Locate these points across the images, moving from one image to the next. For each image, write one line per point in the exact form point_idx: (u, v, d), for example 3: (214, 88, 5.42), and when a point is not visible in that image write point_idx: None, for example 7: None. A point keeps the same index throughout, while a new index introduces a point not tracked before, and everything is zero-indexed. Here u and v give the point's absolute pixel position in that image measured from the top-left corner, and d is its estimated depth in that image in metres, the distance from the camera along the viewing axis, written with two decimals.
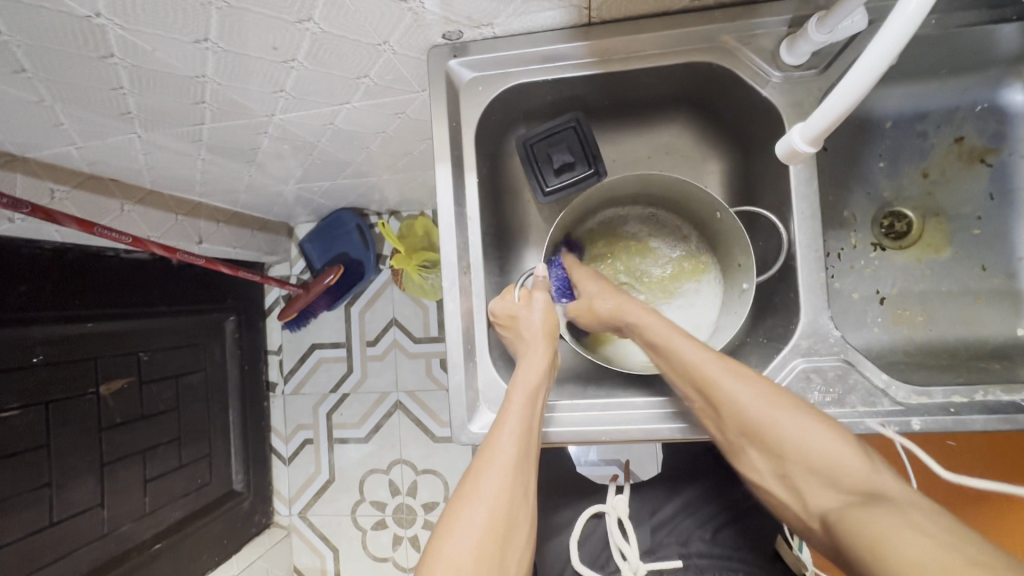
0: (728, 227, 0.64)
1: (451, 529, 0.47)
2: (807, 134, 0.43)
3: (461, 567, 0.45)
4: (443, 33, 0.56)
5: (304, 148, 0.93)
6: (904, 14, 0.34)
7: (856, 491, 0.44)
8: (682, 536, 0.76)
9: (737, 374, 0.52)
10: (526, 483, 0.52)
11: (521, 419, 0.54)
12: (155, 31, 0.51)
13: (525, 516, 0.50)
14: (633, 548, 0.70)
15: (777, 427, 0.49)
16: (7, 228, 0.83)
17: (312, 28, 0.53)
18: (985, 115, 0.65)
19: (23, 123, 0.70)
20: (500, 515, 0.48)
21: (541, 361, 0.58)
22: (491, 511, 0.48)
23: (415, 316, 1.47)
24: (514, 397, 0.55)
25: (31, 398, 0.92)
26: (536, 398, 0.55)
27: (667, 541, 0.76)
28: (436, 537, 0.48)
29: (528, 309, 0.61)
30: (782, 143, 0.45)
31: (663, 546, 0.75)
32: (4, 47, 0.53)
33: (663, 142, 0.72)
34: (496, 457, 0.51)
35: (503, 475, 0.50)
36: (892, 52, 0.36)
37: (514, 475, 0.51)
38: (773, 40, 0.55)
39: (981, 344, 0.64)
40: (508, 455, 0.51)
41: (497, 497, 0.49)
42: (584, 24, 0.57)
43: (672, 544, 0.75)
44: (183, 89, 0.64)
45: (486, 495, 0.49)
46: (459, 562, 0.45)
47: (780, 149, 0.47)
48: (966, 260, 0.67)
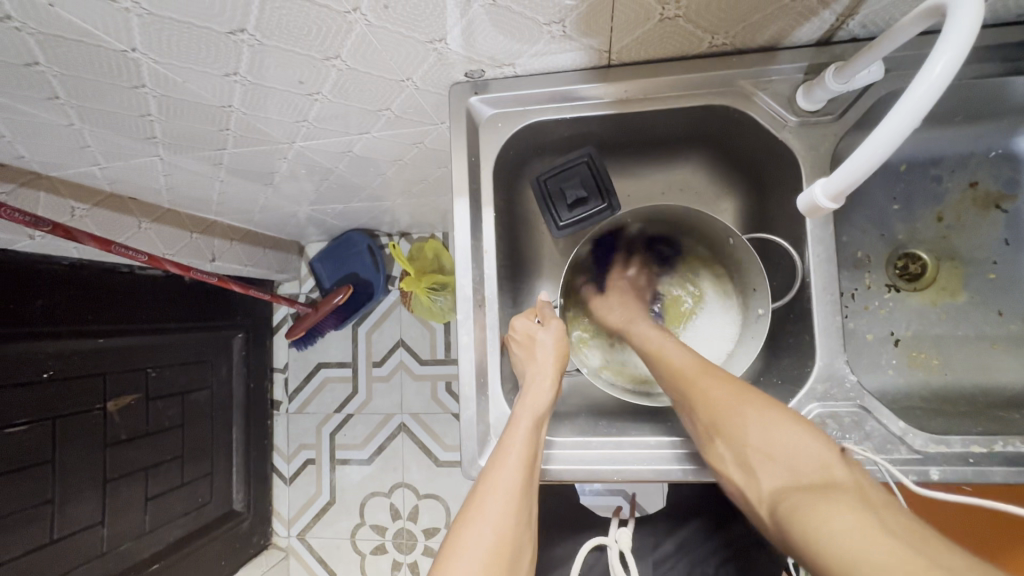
0: (741, 254, 0.64)
1: (456, 551, 0.46)
2: (829, 190, 0.43)
3: None
4: (466, 72, 0.58)
5: (321, 173, 0.94)
6: (928, 78, 0.35)
7: (813, 482, 0.43)
8: (685, 568, 0.75)
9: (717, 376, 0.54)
10: (530, 504, 0.51)
11: (527, 442, 0.53)
12: (187, 65, 0.53)
13: (530, 540, 0.49)
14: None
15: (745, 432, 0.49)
16: (27, 245, 0.84)
17: (339, 65, 0.54)
18: (999, 161, 0.66)
19: (51, 144, 0.72)
20: (507, 537, 0.47)
21: (549, 387, 0.57)
22: (498, 532, 0.47)
23: (423, 338, 1.47)
24: (520, 417, 0.55)
25: (39, 413, 0.92)
26: (542, 420, 0.55)
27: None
28: (442, 558, 0.46)
29: (545, 329, 0.62)
30: (804, 196, 0.45)
31: None
32: (41, 76, 0.54)
33: (677, 178, 0.73)
34: (503, 480, 0.50)
35: (508, 496, 0.49)
36: (917, 115, 0.36)
37: (519, 500, 0.50)
38: (790, 86, 0.56)
39: (998, 390, 0.63)
40: (514, 478, 0.50)
41: (502, 517, 0.48)
42: (604, 66, 0.58)
43: None
44: (209, 117, 0.66)
45: (493, 516, 0.48)
46: None
47: (802, 202, 0.47)
48: (982, 305, 0.66)
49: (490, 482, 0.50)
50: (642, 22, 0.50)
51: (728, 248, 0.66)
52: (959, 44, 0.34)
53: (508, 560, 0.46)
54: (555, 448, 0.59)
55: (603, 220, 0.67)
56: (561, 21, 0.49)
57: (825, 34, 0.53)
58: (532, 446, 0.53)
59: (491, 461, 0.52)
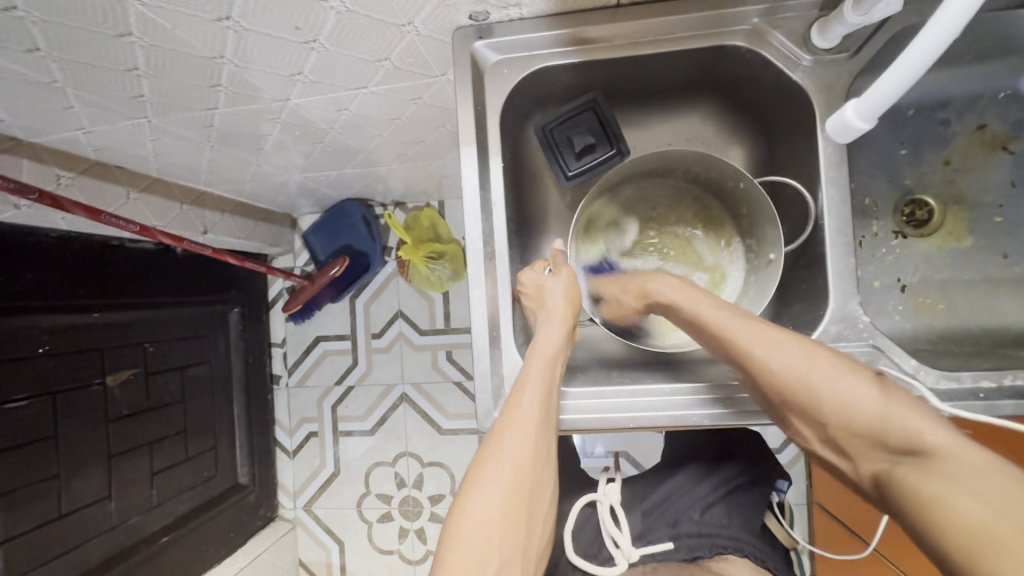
0: (751, 198, 0.63)
1: (477, 486, 0.47)
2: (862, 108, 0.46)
3: (489, 521, 0.45)
4: (469, 14, 0.55)
5: (314, 136, 0.91)
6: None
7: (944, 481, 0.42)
8: (673, 516, 0.74)
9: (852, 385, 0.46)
10: (548, 439, 0.51)
11: (541, 381, 0.53)
12: (175, 7, 0.50)
13: (550, 478, 0.50)
14: (626, 536, 0.69)
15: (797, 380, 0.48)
16: (12, 215, 0.81)
17: (338, 7, 0.52)
18: (1008, 103, 0.65)
19: (33, 106, 0.69)
20: (526, 472, 0.48)
21: (558, 331, 0.57)
22: (517, 468, 0.48)
23: (421, 308, 1.46)
24: (533, 358, 0.55)
25: (37, 389, 0.90)
26: (556, 361, 0.55)
27: (657, 524, 0.74)
28: (463, 492, 0.48)
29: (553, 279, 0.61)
30: (839, 122, 0.48)
31: (653, 530, 0.73)
32: (20, 24, 0.51)
33: (685, 129, 0.71)
34: (519, 416, 0.50)
35: (528, 436, 0.49)
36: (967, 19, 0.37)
37: (536, 436, 0.50)
38: (804, 23, 0.55)
39: (1004, 331, 0.64)
40: (531, 415, 0.50)
41: (520, 451, 0.49)
42: (613, 5, 0.56)
43: (662, 526, 0.73)
44: (200, 71, 0.63)
45: (512, 451, 0.49)
46: (488, 515, 0.45)
47: (833, 125, 0.50)
48: (987, 249, 0.67)
49: (507, 420, 0.51)
50: None
51: (736, 192, 0.65)
52: None
53: (528, 491, 0.48)
54: (570, 398, 0.59)
55: (611, 165, 0.66)
56: None
57: None
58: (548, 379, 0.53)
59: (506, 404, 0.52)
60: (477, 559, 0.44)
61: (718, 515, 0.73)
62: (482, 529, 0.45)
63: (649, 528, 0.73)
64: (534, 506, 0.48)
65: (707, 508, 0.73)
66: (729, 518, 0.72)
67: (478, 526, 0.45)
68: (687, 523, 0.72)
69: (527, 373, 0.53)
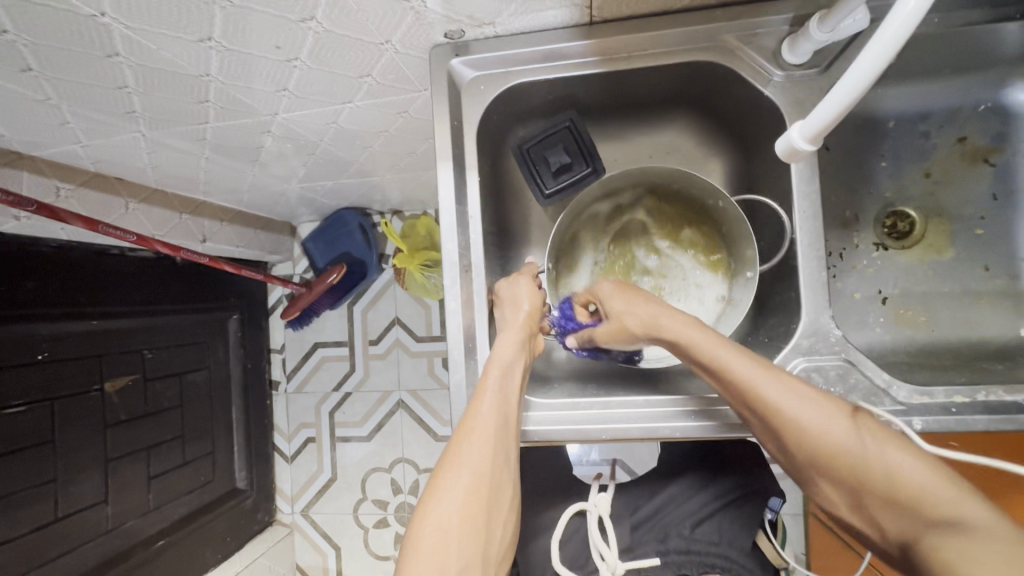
0: (729, 216, 0.64)
1: (437, 493, 0.48)
2: (806, 132, 0.45)
3: (448, 527, 0.47)
4: (445, 33, 0.56)
5: (307, 148, 0.93)
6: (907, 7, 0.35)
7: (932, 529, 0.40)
8: (663, 530, 0.72)
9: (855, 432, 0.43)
10: (508, 444, 0.52)
11: (500, 388, 0.54)
12: (159, 30, 0.52)
13: (510, 483, 0.52)
14: (612, 550, 0.67)
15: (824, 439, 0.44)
16: (12, 226, 0.83)
17: (316, 28, 0.53)
18: (988, 115, 0.65)
19: (31, 121, 0.71)
20: (485, 478, 0.49)
21: (518, 337, 0.58)
22: (475, 474, 0.49)
23: (417, 315, 1.48)
24: (491, 366, 0.55)
25: (36, 395, 0.92)
26: (515, 368, 0.56)
27: (646, 539, 0.73)
28: (425, 499, 0.49)
29: (514, 288, 0.62)
30: (783, 141, 0.46)
31: (641, 543, 0.72)
32: (12, 46, 0.53)
33: (665, 142, 0.72)
34: (478, 423, 0.51)
35: (487, 442, 0.51)
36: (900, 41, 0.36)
37: (495, 443, 0.51)
38: (775, 40, 0.55)
39: (985, 345, 0.64)
40: (489, 422, 0.52)
41: (480, 459, 0.50)
42: (586, 23, 0.57)
43: (650, 541, 0.72)
44: (188, 88, 0.65)
45: (473, 459, 0.50)
46: (447, 521, 0.47)
47: (780, 147, 0.48)
48: (968, 261, 0.67)
49: (467, 428, 0.52)
50: None
51: (716, 211, 0.66)
52: None
53: (487, 498, 0.49)
54: (545, 409, 0.59)
55: (587, 184, 0.68)
56: None
57: None
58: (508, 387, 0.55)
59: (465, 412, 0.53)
60: (435, 566, 0.45)
61: (710, 531, 0.71)
62: (441, 536, 0.46)
63: (638, 541, 0.72)
64: (494, 512, 0.49)
65: (699, 524, 0.72)
66: (720, 536, 0.70)
67: (436, 533, 0.46)
68: (676, 539, 0.71)
69: (485, 380, 0.54)
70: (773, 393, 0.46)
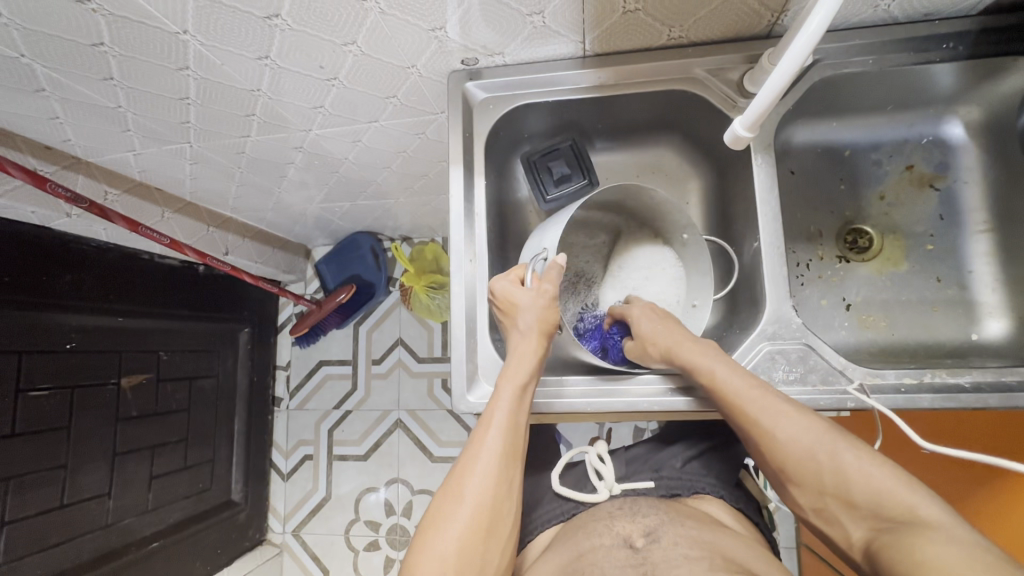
0: (689, 246, 0.75)
1: (438, 528, 0.54)
2: (746, 121, 0.54)
3: (447, 558, 0.52)
4: (462, 60, 0.67)
5: (331, 166, 1.03)
6: (809, 32, 0.43)
7: (881, 515, 0.47)
8: (656, 463, 0.75)
9: (803, 425, 0.52)
10: (511, 473, 0.57)
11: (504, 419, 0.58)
12: (227, 47, 0.62)
13: (510, 514, 0.57)
14: (609, 466, 0.70)
15: (808, 448, 0.51)
16: (62, 222, 0.92)
17: (355, 50, 0.64)
18: (930, 147, 0.75)
19: (98, 127, 0.82)
20: (483, 508, 0.54)
21: (530, 360, 0.61)
22: (475, 506, 0.54)
23: (420, 336, 1.54)
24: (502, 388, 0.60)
25: (59, 381, 0.98)
26: (524, 392, 0.60)
27: (641, 469, 0.75)
28: (426, 527, 0.55)
29: (527, 298, 0.64)
30: (729, 130, 0.56)
31: (637, 473, 0.74)
32: (103, 56, 0.64)
33: (650, 163, 0.82)
34: (481, 457, 0.56)
35: (488, 475, 0.55)
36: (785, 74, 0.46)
37: (496, 475, 0.56)
38: (738, 73, 0.66)
39: (938, 347, 0.70)
40: (492, 454, 0.56)
41: (481, 491, 0.55)
42: (580, 55, 0.67)
43: (646, 471, 0.74)
44: (240, 101, 0.75)
45: (474, 491, 0.55)
46: (446, 550, 0.52)
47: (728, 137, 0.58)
48: (922, 273, 0.74)
49: (469, 462, 0.57)
50: (609, 15, 0.60)
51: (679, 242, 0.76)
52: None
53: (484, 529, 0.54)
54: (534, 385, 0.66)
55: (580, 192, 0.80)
56: (541, 12, 0.59)
57: (765, 28, 0.63)
58: (516, 418, 0.59)
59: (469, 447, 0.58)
60: None
61: (697, 470, 0.73)
62: (438, 562, 0.52)
63: (633, 472, 0.75)
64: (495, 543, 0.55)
65: (688, 461, 0.75)
66: (707, 471, 0.73)
67: (437, 563, 0.52)
68: (669, 468, 0.73)
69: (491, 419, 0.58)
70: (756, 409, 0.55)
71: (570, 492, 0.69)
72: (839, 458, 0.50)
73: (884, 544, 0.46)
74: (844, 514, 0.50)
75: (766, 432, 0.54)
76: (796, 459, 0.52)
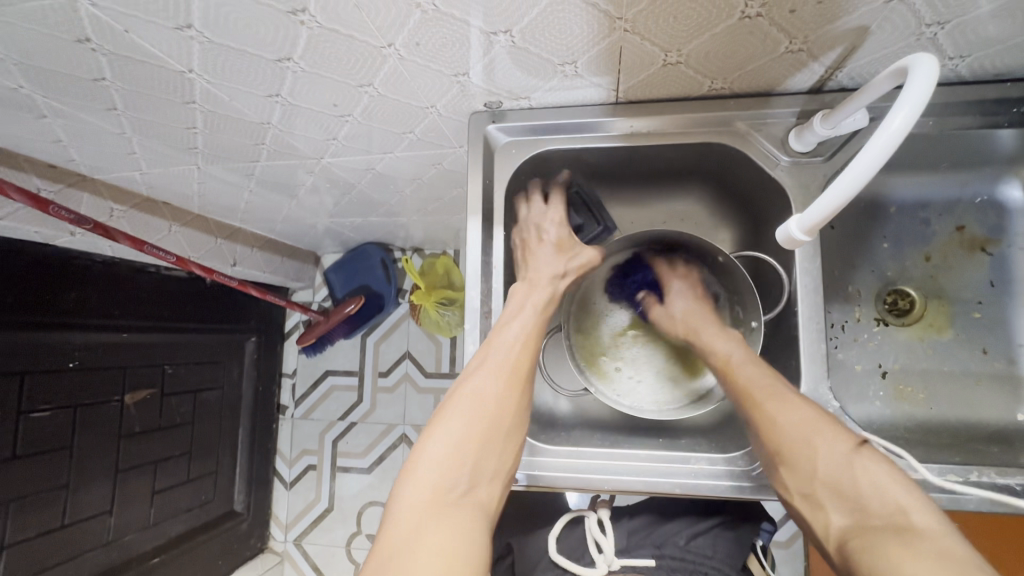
0: (729, 271, 0.69)
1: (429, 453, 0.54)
2: (804, 224, 0.47)
3: (435, 479, 0.52)
4: (484, 102, 0.63)
5: (343, 187, 1.00)
6: (891, 130, 0.39)
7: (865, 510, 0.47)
8: (659, 539, 0.72)
9: (801, 411, 0.53)
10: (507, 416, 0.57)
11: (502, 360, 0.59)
12: (237, 85, 0.59)
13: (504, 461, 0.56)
14: (610, 541, 0.70)
15: (808, 436, 0.52)
16: (66, 240, 0.90)
17: (371, 91, 0.60)
18: (984, 207, 0.69)
19: (102, 149, 0.79)
20: (473, 443, 0.55)
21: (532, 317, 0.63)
22: (467, 436, 0.55)
23: (428, 351, 1.51)
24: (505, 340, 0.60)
25: (62, 400, 0.96)
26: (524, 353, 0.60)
27: (644, 542, 0.73)
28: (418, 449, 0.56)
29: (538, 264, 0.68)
30: (781, 230, 0.49)
31: (639, 547, 0.72)
32: (106, 90, 0.60)
33: (678, 211, 0.78)
34: (477, 390, 0.57)
35: (487, 395, 0.57)
36: (842, 197, 0.42)
37: (489, 413, 0.56)
38: (783, 129, 0.61)
39: (981, 426, 0.66)
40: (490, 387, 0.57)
41: (472, 426, 0.55)
42: (612, 102, 0.63)
43: (649, 545, 0.72)
44: (250, 132, 0.71)
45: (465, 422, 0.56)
46: (434, 472, 0.53)
47: (780, 233, 0.51)
48: (967, 343, 0.69)
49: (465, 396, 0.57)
50: (647, 66, 0.55)
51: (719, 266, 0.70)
52: (917, 98, 0.38)
53: (482, 439, 0.55)
54: (550, 457, 0.62)
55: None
56: (573, 62, 0.54)
57: (816, 84, 0.58)
58: (519, 346, 0.60)
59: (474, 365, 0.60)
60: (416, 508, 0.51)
61: (702, 547, 0.70)
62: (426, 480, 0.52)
63: (634, 545, 0.72)
64: (495, 454, 0.55)
65: (694, 537, 0.72)
66: (713, 550, 0.69)
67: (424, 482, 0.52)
68: (671, 546, 0.71)
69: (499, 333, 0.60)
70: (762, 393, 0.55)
71: (565, 562, 0.70)
72: (836, 450, 0.50)
73: (862, 545, 0.45)
74: (828, 502, 0.50)
75: (763, 417, 0.54)
76: (790, 443, 0.52)
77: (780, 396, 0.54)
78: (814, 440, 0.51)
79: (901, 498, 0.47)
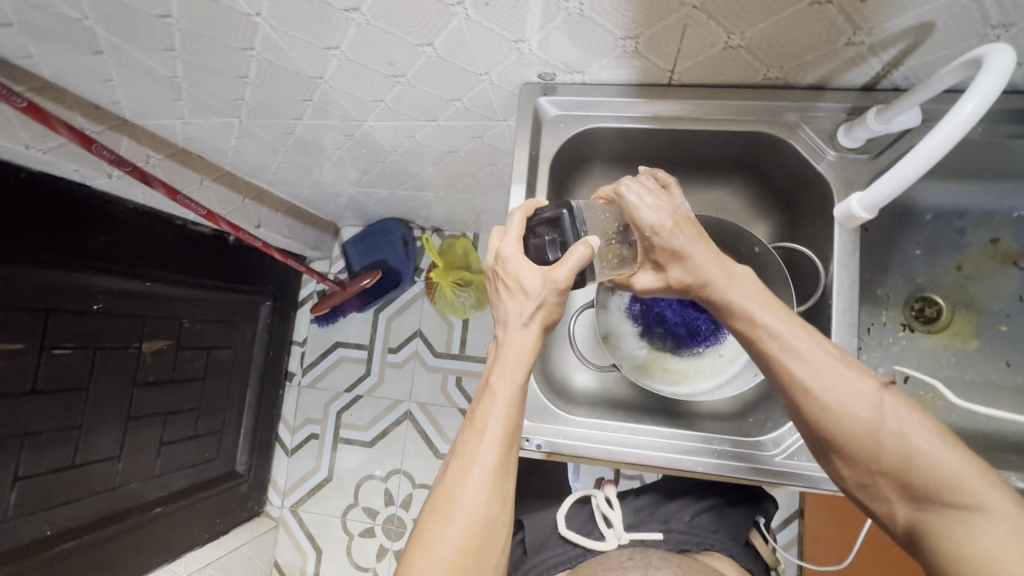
0: (762, 263, 0.68)
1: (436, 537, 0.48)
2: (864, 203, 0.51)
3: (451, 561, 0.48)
4: (539, 73, 0.63)
5: (377, 155, 1.00)
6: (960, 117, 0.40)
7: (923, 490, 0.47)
8: (664, 515, 0.73)
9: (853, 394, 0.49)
10: (510, 467, 0.52)
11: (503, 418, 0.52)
12: (299, 35, 0.59)
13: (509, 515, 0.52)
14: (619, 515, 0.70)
15: (872, 425, 0.48)
16: (104, 182, 0.91)
17: (430, 52, 0.60)
18: (1020, 222, 0.70)
19: (149, 93, 0.79)
20: (483, 514, 0.49)
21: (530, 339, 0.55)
22: (476, 509, 0.49)
23: (440, 331, 1.52)
24: (500, 387, 0.53)
25: (84, 341, 0.97)
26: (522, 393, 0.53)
27: (649, 519, 0.73)
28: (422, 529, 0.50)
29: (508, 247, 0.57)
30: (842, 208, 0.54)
31: (645, 523, 0.72)
32: (168, 29, 0.61)
33: (714, 202, 0.77)
34: (479, 456, 0.50)
35: (489, 458, 0.50)
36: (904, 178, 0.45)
37: (494, 477, 0.50)
38: (832, 123, 0.62)
39: (999, 436, 0.67)
40: (493, 445, 0.51)
41: (478, 497, 0.49)
42: (664, 83, 0.63)
43: (654, 521, 0.72)
44: (300, 86, 0.72)
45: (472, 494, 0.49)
46: (447, 554, 0.48)
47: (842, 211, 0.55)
48: (991, 354, 0.70)
49: (466, 461, 0.51)
50: (707, 48, 0.56)
51: (752, 257, 0.69)
52: (988, 90, 0.40)
53: (491, 508, 0.50)
54: (577, 427, 0.63)
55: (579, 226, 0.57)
56: (635, 37, 0.55)
57: (870, 81, 0.59)
58: (516, 389, 0.53)
59: (476, 408, 0.53)
60: None
61: (706, 523, 0.71)
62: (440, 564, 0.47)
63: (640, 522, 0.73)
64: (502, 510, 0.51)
65: (697, 514, 0.72)
66: (718, 525, 0.70)
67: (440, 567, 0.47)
68: (676, 522, 0.71)
69: (495, 379, 0.53)
70: (809, 376, 0.50)
71: (576, 536, 0.69)
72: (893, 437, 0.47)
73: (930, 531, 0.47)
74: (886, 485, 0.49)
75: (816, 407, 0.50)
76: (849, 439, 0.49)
77: (830, 375, 0.50)
78: (876, 429, 0.48)
79: (954, 462, 0.46)
